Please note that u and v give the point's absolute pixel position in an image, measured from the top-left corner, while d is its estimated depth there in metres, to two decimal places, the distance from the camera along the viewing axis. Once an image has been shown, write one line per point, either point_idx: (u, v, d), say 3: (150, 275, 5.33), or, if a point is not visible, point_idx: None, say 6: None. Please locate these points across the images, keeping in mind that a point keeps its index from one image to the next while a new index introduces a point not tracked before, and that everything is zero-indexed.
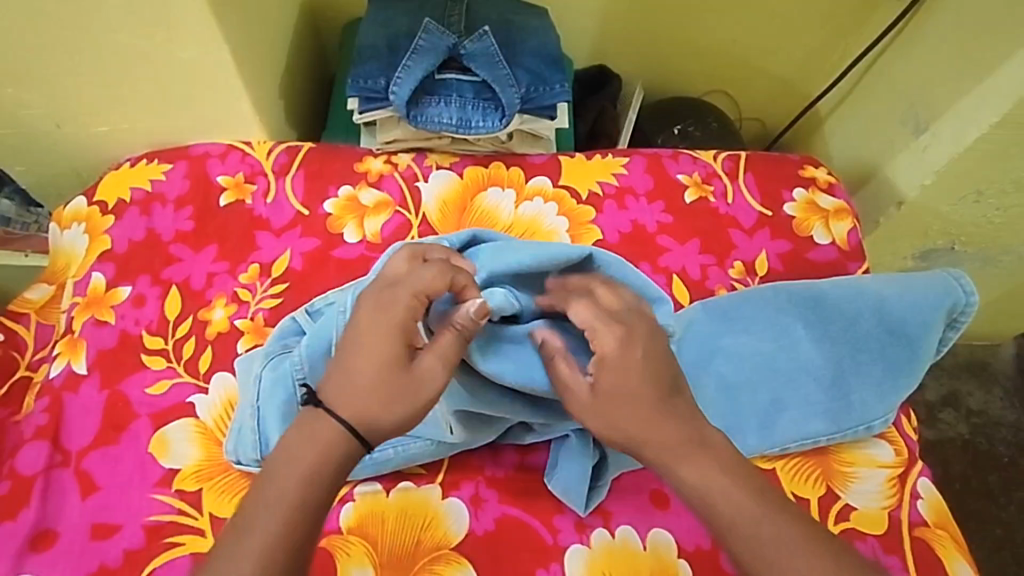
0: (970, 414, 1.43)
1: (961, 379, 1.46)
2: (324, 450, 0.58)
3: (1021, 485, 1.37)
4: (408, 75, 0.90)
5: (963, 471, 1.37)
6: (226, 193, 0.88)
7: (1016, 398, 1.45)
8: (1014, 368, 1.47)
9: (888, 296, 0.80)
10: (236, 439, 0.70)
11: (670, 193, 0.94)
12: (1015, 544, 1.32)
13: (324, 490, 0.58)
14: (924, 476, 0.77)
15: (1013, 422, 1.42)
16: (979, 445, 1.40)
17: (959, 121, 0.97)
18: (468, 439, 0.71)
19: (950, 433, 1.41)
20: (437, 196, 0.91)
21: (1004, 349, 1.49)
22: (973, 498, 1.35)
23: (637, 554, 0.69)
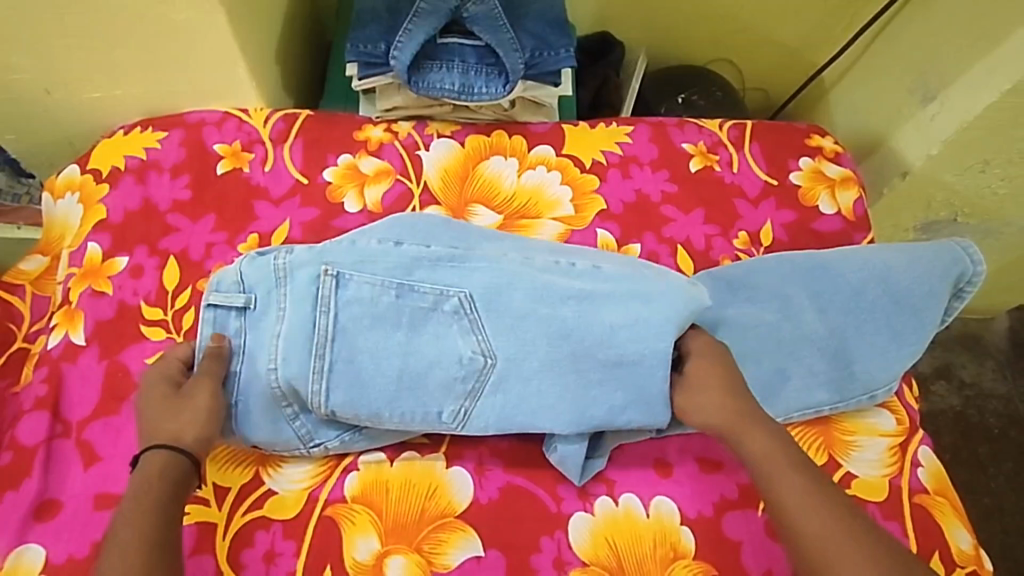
0: (963, 386, 1.44)
1: (955, 352, 1.46)
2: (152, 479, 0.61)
3: (1010, 455, 1.38)
4: (409, 40, 0.87)
5: (954, 442, 1.39)
6: (223, 161, 0.87)
7: (1008, 369, 1.46)
8: (1008, 341, 1.48)
9: (895, 267, 0.79)
10: (249, 412, 0.68)
11: (674, 161, 0.93)
12: (1002, 513, 1.34)
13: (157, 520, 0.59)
14: (925, 444, 0.77)
15: (1005, 394, 1.44)
16: (970, 417, 1.41)
17: (969, 89, 0.96)
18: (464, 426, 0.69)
19: (943, 405, 1.42)
20: (438, 164, 0.90)
21: (998, 322, 1.49)
22: (963, 469, 1.37)
23: (640, 522, 0.70)
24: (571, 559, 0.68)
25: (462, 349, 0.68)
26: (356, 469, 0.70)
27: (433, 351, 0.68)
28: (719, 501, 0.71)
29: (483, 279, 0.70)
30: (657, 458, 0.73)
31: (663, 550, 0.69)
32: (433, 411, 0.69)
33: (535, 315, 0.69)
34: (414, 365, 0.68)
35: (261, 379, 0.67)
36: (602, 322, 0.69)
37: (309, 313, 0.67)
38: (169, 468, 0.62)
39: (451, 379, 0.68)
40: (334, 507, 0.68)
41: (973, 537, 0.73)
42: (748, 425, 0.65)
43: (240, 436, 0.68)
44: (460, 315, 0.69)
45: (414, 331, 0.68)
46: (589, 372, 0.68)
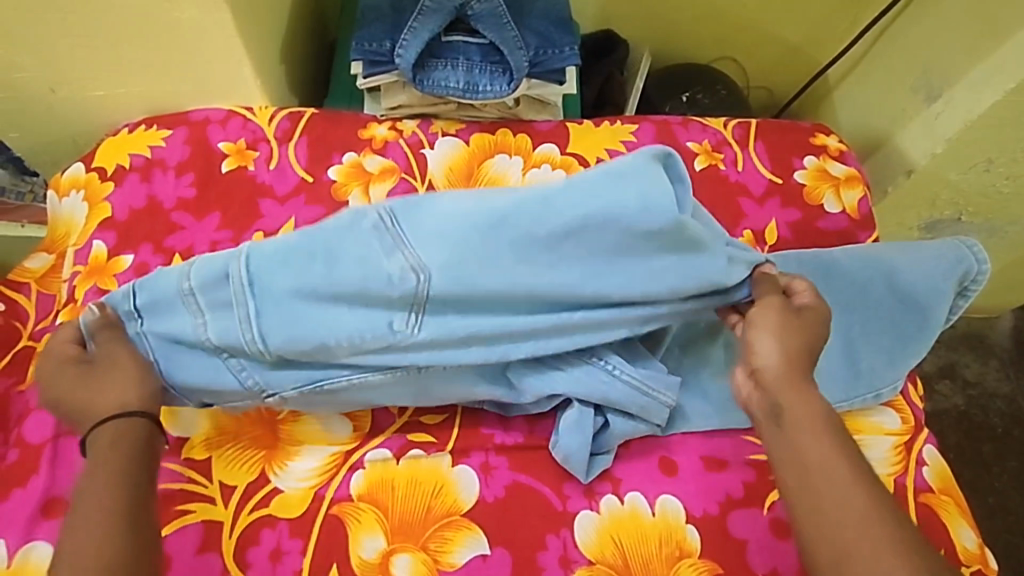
0: (967, 386, 1.44)
1: (958, 351, 1.46)
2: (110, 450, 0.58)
3: (1013, 454, 1.39)
4: (414, 37, 0.87)
5: (957, 441, 1.39)
6: (228, 159, 0.87)
7: (1012, 369, 1.46)
8: (1011, 340, 1.48)
9: (899, 264, 0.79)
10: (186, 370, 0.66)
11: (678, 160, 0.93)
12: (1006, 512, 1.35)
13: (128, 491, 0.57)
14: (930, 444, 0.77)
15: (1008, 394, 1.44)
16: (973, 417, 1.41)
17: (974, 87, 0.96)
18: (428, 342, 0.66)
19: (946, 404, 1.42)
20: (443, 162, 0.90)
21: (1002, 321, 1.50)
22: (967, 468, 1.37)
23: (645, 521, 0.70)
24: (576, 557, 0.68)
25: (391, 266, 0.64)
26: (362, 468, 0.70)
27: (361, 267, 0.64)
28: (724, 500, 0.71)
29: (401, 196, 0.68)
30: (663, 456, 0.73)
31: (669, 548, 0.69)
32: (381, 326, 0.65)
33: (463, 221, 0.66)
34: (341, 287, 0.64)
35: (193, 331, 0.65)
36: (542, 219, 0.65)
37: (226, 260, 0.65)
38: (121, 438, 0.59)
39: (392, 293, 0.64)
40: (340, 505, 0.68)
41: (978, 536, 0.73)
42: (806, 385, 0.59)
43: (190, 399, 0.68)
44: (383, 230, 0.66)
45: (337, 256, 0.65)
46: (551, 278, 0.66)
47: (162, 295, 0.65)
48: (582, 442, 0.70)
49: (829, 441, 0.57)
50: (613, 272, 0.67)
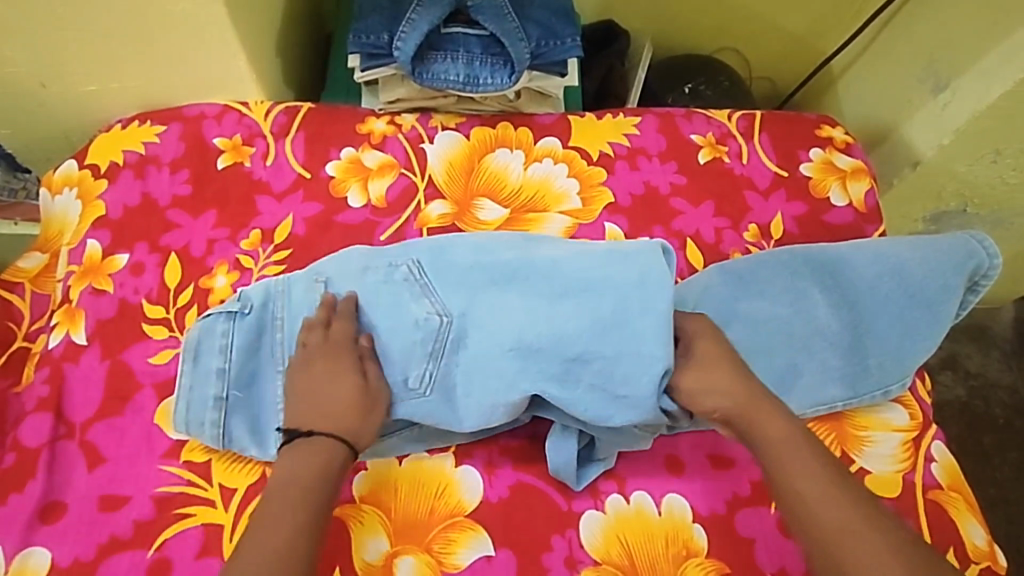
0: (968, 377, 1.46)
1: (960, 343, 1.48)
2: (324, 465, 0.62)
3: (1015, 445, 1.40)
4: (413, 30, 0.84)
5: (959, 433, 1.41)
6: (224, 155, 0.86)
7: (1014, 359, 1.48)
8: (1013, 330, 1.50)
9: (908, 259, 0.77)
10: (186, 416, 0.68)
11: (682, 153, 0.92)
12: (1007, 503, 1.36)
13: (316, 504, 0.61)
14: (939, 439, 0.76)
15: (1009, 384, 1.46)
16: (975, 408, 1.43)
17: (982, 78, 0.94)
18: (439, 406, 0.68)
19: (948, 395, 1.44)
20: (443, 157, 0.88)
21: (1004, 312, 1.52)
22: (969, 460, 1.39)
23: (651, 520, 0.69)
24: (582, 558, 0.67)
25: (416, 311, 0.68)
26: (363, 469, 0.69)
27: (400, 315, 0.69)
28: (731, 498, 0.71)
29: (428, 246, 0.72)
30: (668, 455, 0.72)
31: (676, 548, 0.68)
32: (399, 377, 0.68)
33: (480, 270, 0.70)
34: (373, 335, 0.68)
35: (249, 372, 0.69)
36: (552, 279, 0.68)
37: (268, 317, 0.70)
38: (330, 456, 0.63)
39: (413, 341, 0.68)
40: (342, 508, 0.67)
41: (988, 533, 0.72)
42: (762, 409, 0.65)
43: (208, 439, 0.68)
44: (411, 281, 0.70)
45: (372, 304, 0.69)
46: (551, 340, 0.66)
47: (214, 339, 0.70)
48: (569, 455, 0.68)
49: (797, 453, 0.63)
50: (607, 336, 0.66)
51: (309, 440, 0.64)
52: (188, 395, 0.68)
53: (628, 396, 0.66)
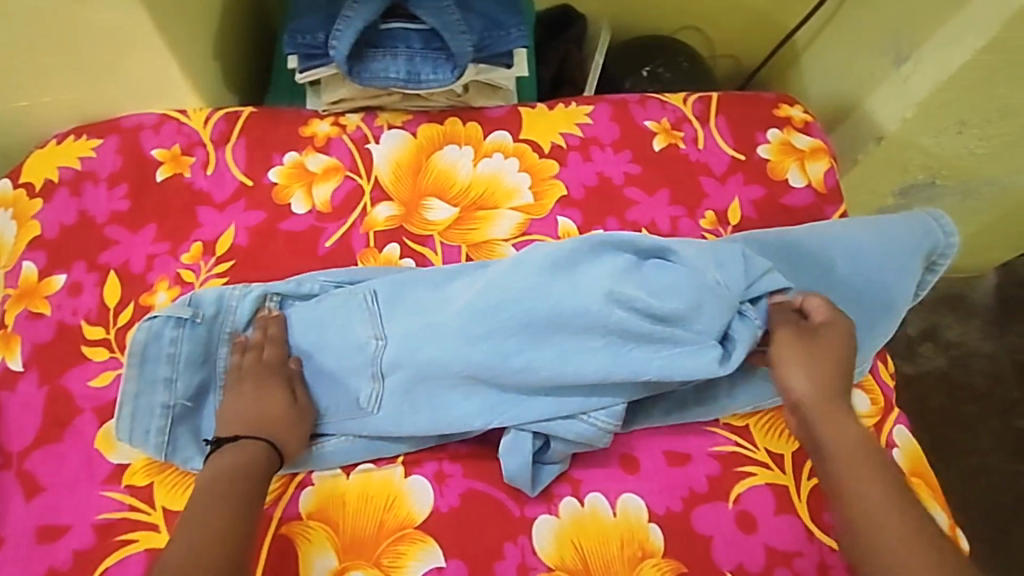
0: (949, 346, 1.45)
1: (940, 313, 1.48)
2: (247, 466, 0.64)
3: (995, 413, 1.41)
4: (348, 27, 0.80)
5: (942, 404, 1.41)
6: (162, 167, 0.83)
7: (994, 327, 1.48)
8: (993, 298, 1.49)
9: (864, 242, 0.75)
10: (129, 425, 0.67)
11: (636, 141, 0.89)
12: (989, 471, 1.37)
13: (236, 504, 0.62)
14: (901, 424, 0.75)
15: (990, 352, 1.46)
16: (956, 377, 1.43)
17: (941, 48, 0.91)
18: (385, 421, 0.69)
19: (930, 366, 1.44)
20: (390, 157, 0.86)
21: (983, 281, 1.51)
22: (950, 430, 1.39)
23: (606, 521, 0.68)
24: (535, 564, 0.66)
25: (359, 334, 0.71)
26: (311, 484, 0.68)
27: (350, 335, 0.71)
28: (688, 495, 0.69)
29: (387, 278, 0.73)
30: (624, 454, 0.71)
31: (631, 549, 0.67)
32: (353, 396, 0.70)
33: (426, 303, 0.71)
34: (322, 353, 0.71)
35: (197, 384, 0.70)
36: (489, 297, 0.68)
37: (221, 329, 0.71)
38: (255, 459, 0.64)
39: (359, 364, 0.70)
40: (288, 526, 0.66)
41: (949, 517, 0.71)
42: (844, 417, 0.62)
43: (150, 449, 0.67)
44: (363, 307, 0.71)
45: (323, 329, 0.72)
46: (487, 356, 0.67)
47: (162, 346, 0.69)
48: (522, 461, 0.67)
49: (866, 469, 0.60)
50: (545, 343, 0.67)
51: (237, 444, 0.65)
52: (133, 405, 0.67)
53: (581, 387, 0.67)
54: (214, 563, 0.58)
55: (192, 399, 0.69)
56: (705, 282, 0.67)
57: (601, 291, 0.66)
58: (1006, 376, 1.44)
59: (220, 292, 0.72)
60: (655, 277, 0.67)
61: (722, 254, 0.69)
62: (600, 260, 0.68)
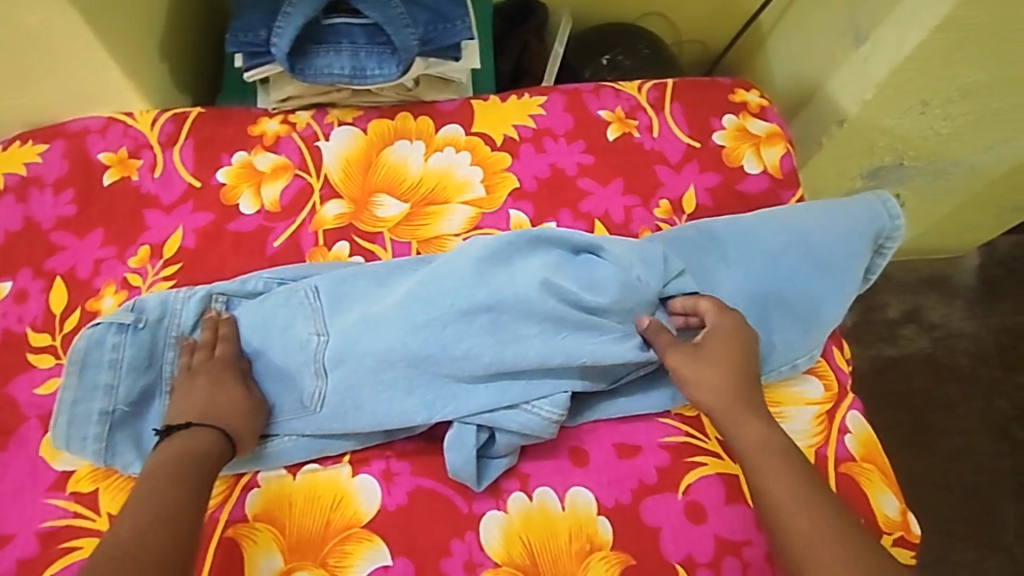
0: (933, 328, 1.44)
1: (924, 295, 1.47)
2: (199, 455, 0.64)
3: (980, 393, 1.41)
4: (289, 24, 0.79)
5: (925, 385, 1.41)
6: (109, 170, 0.83)
7: (978, 308, 1.47)
8: (976, 279, 1.48)
9: (811, 229, 0.75)
10: (68, 433, 0.67)
11: (590, 131, 0.88)
12: (973, 452, 1.37)
13: (187, 491, 0.62)
14: (855, 410, 0.74)
15: (974, 333, 1.45)
16: (939, 358, 1.42)
17: (897, 28, 0.89)
18: (327, 418, 0.68)
19: (914, 348, 1.43)
20: (339, 154, 0.85)
21: (966, 261, 1.49)
22: (933, 411, 1.39)
23: (554, 516, 0.68)
24: (482, 560, 0.66)
25: (301, 333, 0.71)
26: (257, 486, 0.68)
27: (292, 334, 0.71)
28: (637, 487, 0.69)
29: (329, 275, 0.74)
30: (573, 447, 0.71)
31: (578, 543, 0.67)
32: (296, 396, 0.70)
33: (367, 298, 0.72)
34: (266, 352, 0.71)
35: (139, 389, 0.69)
36: (427, 290, 0.69)
37: (165, 332, 0.71)
38: (207, 447, 0.64)
39: (303, 362, 0.70)
40: (235, 527, 0.67)
41: (902, 502, 0.71)
42: (744, 414, 0.66)
43: (91, 456, 0.67)
44: (305, 305, 0.72)
45: (267, 331, 0.72)
46: (427, 346, 0.68)
47: (103, 352, 0.69)
48: (467, 456, 0.67)
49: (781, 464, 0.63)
50: (483, 331, 0.68)
51: (190, 432, 0.65)
52: (71, 412, 0.67)
53: (519, 375, 0.68)
54: (160, 546, 0.58)
55: (133, 404, 0.69)
56: (628, 280, 0.71)
57: (536, 279, 0.69)
58: (990, 357, 1.44)
59: (164, 297, 0.72)
60: (589, 271, 0.71)
61: (647, 254, 0.73)
62: (536, 254, 0.71)
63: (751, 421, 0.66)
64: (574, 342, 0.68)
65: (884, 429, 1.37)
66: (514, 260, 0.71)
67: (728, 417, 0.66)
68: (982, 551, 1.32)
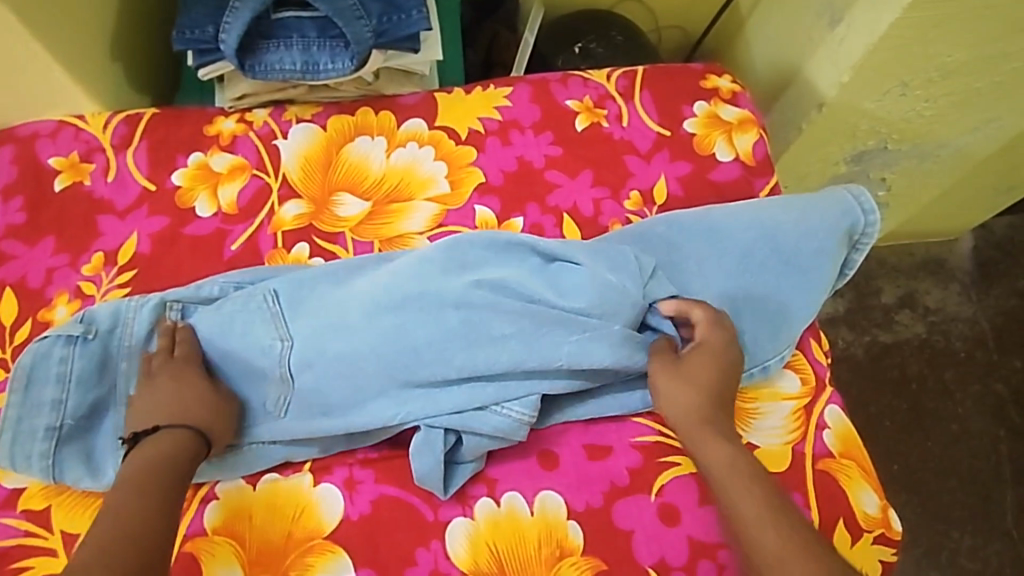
0: (928, 313, 1.42)
1: (918, 279, 1.44)
2: (170, 458, 0.61)
3: (976, 377, 1.39)
4: (236, 19, 0.78)
5: (920, 370, 1.39)
6: (61, 176, 0.80)
7: (974, 291, 1.45)
8: (971, 262, 1.46)
9: (783, 223, 0.72)
10: (14, 451, 0.65)
11: (557, 122, 0.85)
12: (969, 437, 1.35)
13: (160, 496, 0.59)
14: (833, 404, 0.72)
15: (969, 317, 1.43)
16: (935, 343, 1.40)
17: (870, 7, 0.86)
18: (295, 424, 0.66)
19: (908, 333, 1.41)
20: (298, 153, 0.82)
21: (960, 244, 1.47)
22: (928, 397, 1.37)
23: (523, 522, 0.65)
24: (448, 568, 0.64)
25: (263, 337, 0.67)
26: (215, 498, 0.66)
27: (252, 338, 0.68)
28: (609, 489, 0.67)
29: (288, 277, 0.70)
30: (543, 450, 0.68)
31: (548, 549, 0.65)
32: (259, 401, 0.68)
33: (329, 301, 0.68)
34: (226, 359, 0.68)
35: (89, 402, 0.67)
36: (398, 293, 0.67)
37: (117, 342, 0.69)
38: (177, 450, 0.62)
39: (267, 369, 0.67)
40: (194, 542, 0.64)
41: (882, 498, 0.69)
42: (706, 434, 0.63)
43: (41, 474, 0.65)
44: (264, 309, 0.68)
45: (224, 335, 0.68)
46: (398, 348, 0.66)
47: (50, 366, 0.67)
48: (435, 461, 0.65)
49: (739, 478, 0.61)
50: (454, 335, 0.66)
51: (157, 435, 0.62)
52: (16, 429, 0.65)
53: (489, 378, 0.66)
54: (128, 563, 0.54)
55: (83, 418, 0.67)
56: (607, 279, 0.67)
57: (507, 283, 0.67)
58: (986, 340, 1.41)
59: (114, 306, 0.70)
60: (562, 279, 0.68)
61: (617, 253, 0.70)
62: (510, 261, 0.69)
63: (713, 439, 0.63)
64: (552, 342, 0.65)
65: (880, 416, 1.35)
66: (480, 264, 0.69)
67: (692, 435, 0.64)
68: (980, 537, 1.31)
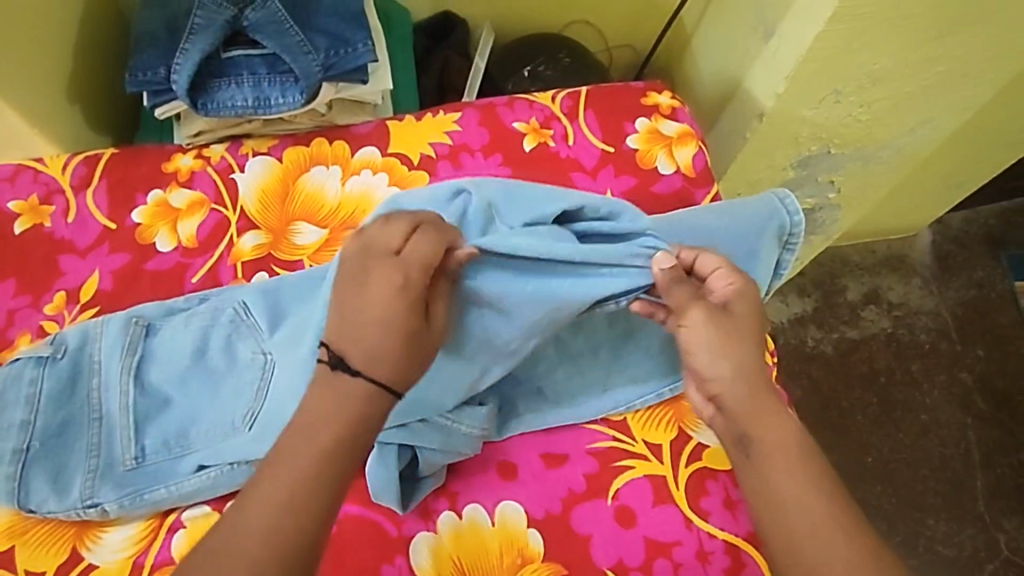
0: (892, 307, 1.47)
1: (881, 275, 1.49)
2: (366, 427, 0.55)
3: (941, 368, 1.43)
4: (187, 59, 0.81)
5: (888, 364, 1.43)
6: (21, 219, 0.82)
7: (935, 284, 1.49)
8: (930, 255, 1.51)
9: (718, 231, 0.76)
10: None
11: (506, 143, 0.88)
12: (938, 427, 1.39)
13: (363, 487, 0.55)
14: (780, 401, 0.76)
15: (932, 309, 1.47)
16: (901, 337, 1.45)
17: (797, 22, 0.91)
18: (256, 447, 0.67)
19: (875, 329, 1.45)
20: (255, 185, 0.84)
21: (919, 239, 1.52)
22: (897, 389, 1.41)
23: (484, 531, 0.67)
24: None
25: (243, 354, 0.70)
26: (182, 527, 0.67)
27: (228, 355, 0.71)
28: (567, 496, 0.69)
29: (255, 286, 0.73)
30: (502, 461, 0.71)
31: (510, 557, 0.67)
32: (228, 418, 0.68)
33: (298, 314, 0.72)
34: (200, 375, 0.70)
35: (58, 421, 0.68)
36: None
37: (88, 359, 0.70)
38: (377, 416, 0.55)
39: (244, 382, 0.69)
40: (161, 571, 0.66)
41: None
42: (764, 416, 0.59)
43: (10, 499, 0.66)
44: (230, 319, 0.72)
45: (199, 352, 0.71)
46: None
47: (21, 389, 0.69)
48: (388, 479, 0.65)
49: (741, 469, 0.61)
50: None
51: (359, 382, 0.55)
52: None
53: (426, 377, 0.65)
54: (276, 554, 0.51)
55: (50, 437, 0.68)
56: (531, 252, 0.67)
57: None
58: (950, 331, 1.46)
59: (82, 329, 0.71)
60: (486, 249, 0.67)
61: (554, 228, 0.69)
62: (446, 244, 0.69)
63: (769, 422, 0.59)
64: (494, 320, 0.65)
65: (851, 411, 1.39)
66: None
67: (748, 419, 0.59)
68: (954, 523, 1.34)
